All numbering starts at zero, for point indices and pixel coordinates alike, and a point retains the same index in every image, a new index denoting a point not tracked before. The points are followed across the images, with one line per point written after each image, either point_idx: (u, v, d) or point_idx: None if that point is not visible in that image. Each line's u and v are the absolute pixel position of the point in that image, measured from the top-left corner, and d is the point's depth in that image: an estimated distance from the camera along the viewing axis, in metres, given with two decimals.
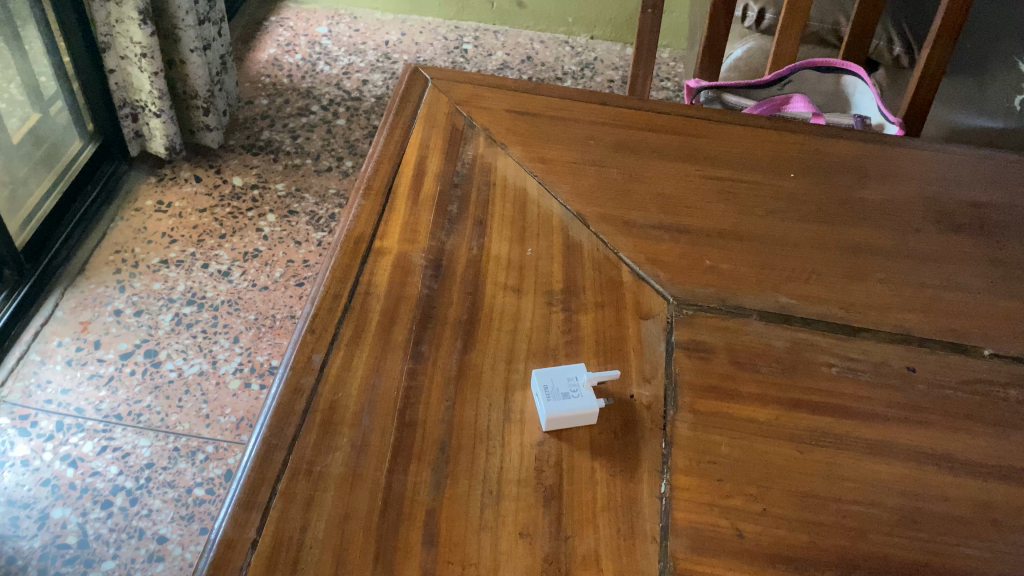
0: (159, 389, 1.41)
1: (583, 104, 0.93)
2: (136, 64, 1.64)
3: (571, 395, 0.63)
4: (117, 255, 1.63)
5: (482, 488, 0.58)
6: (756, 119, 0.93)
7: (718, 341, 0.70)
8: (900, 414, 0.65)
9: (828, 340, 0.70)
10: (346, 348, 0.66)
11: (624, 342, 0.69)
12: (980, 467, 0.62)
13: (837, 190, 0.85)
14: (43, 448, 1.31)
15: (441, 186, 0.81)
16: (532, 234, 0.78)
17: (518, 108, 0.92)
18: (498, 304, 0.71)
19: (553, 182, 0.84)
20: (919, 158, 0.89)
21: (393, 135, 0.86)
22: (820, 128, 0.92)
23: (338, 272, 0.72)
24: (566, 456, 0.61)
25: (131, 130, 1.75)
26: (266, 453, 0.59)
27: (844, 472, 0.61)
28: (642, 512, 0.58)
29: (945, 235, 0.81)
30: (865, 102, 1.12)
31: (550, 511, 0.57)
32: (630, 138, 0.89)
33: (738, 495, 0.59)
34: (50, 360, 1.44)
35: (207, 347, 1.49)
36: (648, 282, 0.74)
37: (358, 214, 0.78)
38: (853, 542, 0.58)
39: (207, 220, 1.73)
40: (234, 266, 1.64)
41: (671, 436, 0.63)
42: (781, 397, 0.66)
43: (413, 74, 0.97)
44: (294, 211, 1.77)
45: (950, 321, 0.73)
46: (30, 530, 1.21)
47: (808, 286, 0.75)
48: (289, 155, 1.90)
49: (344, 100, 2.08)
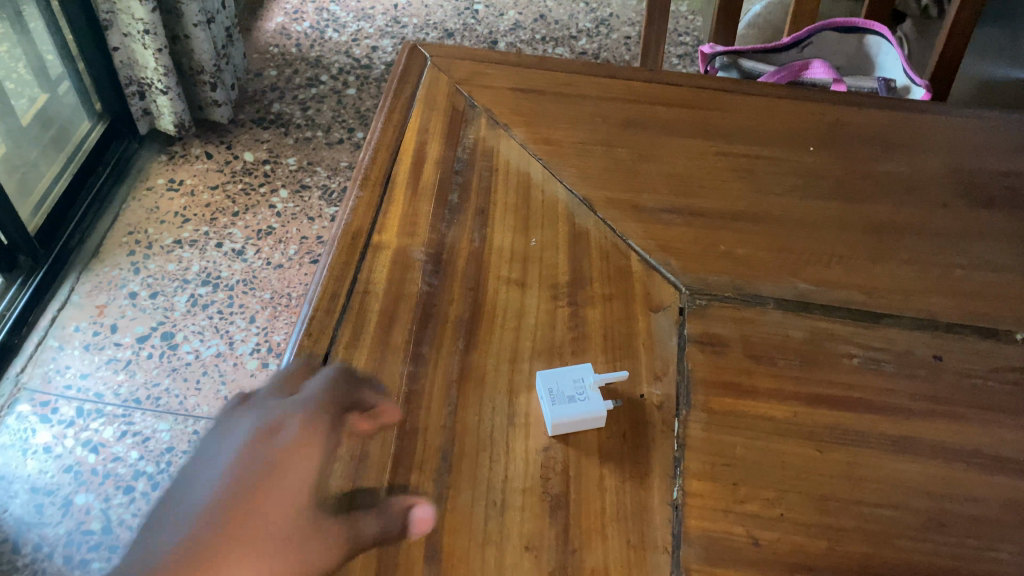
0: (176, 371, 1.41)
1: (591, 79, 0.89)
2: (139, 41, 1.61)
3: (577, 398, 0.60)
4: (130, 236, 1.62)
5: (486, 499, 0.56)
6: (774, 88, 0.88)
7: (733, 333, 0.66)
8: (927, 407, 0.62)
9: (848, 328, 0.67)
10: (344, 351, 0.64)
11: (633, 338, 0.66)
12: (1012, 464, 0.59)
13: (858, 163, 0.80)
14: (64, 435, 1.31)
15: (441, 174, 0.78)
16: (536, 223, 0.74)
17: (523, 86, 0.88)
18: (501, 300, 0.68)
19: (558, 165, 0.80)
20: (947, 125, 0.84)
21: (391, 120, 0.83)
22: (840, 97, 0.87)
23: (336, 269, 0.69)
24: (574, 462, 0.58)
25: (140, 108, 1.74)
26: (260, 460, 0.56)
27: (866, 472, 0.58)
28: (652, 520, 0.56)
29: (975, 209, 0.76)
30: (890, 62, 1.06)
31: (556, 522, 0.55)
32: (639, 115, 0.85)
33: (754, 500, 0.57)
34: (68, 345, 1.44)
35: (224, 327, 1.48)
36: (660, 271, 0.71)
37: (354, 207, 0.74)
38: (876, 548, 0.55)
39: (220, 198, 1.71)
40: (248, 244, 1.63)
41: (683, 438, 0.60)
42: (800, 392, 0.63)
43: (411, 52, 0.92)
44: (306, 184, 1.75)
45: (978, 303, 0.69)
46: (54, 517, 1.22)
47: (829, 270, 0.71)
48: (299, 127, 1.87)
49: (353, 67, 2.04)
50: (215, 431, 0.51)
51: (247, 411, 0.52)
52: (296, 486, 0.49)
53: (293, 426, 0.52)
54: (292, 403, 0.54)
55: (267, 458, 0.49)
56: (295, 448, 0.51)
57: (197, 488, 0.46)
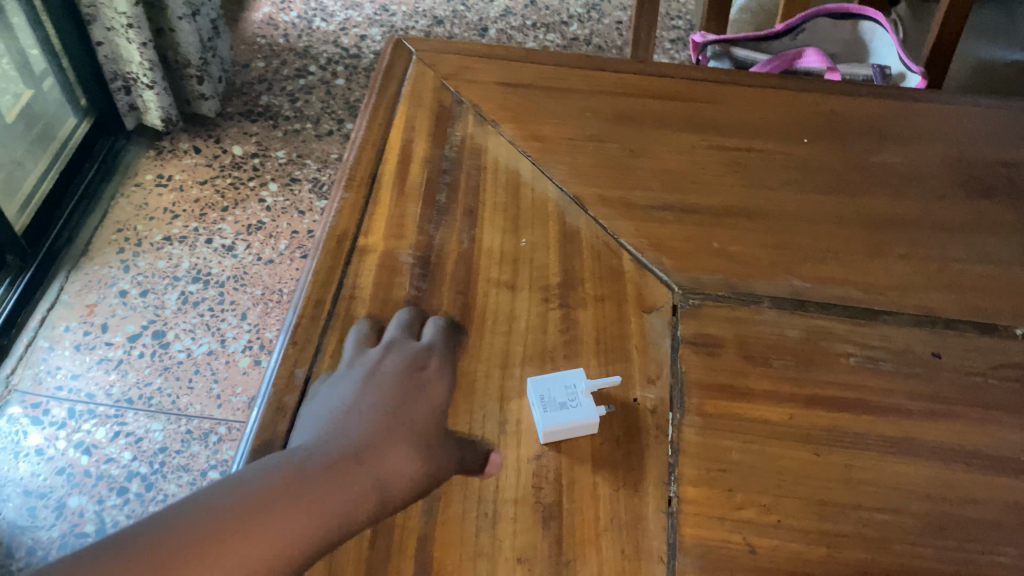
0: (168, 370, 1.40)
1: (580, 72, 0.87)
2: (123, 35, 1.58)
3: (569, 405, 0.59)
4: (119, 234, 1.60)
5: (477, 510, 0.55)
6: (767, 78, 0.87)
7: (727, 334, 0.65)
8: (926, 407, 0.61)
9: (845, 326, 0.66)
10: (331, 360, 0.62)
11: (626, 340, 0.64)
12: (1013, 464, 0.58)
13: (854, 155, 0.79)
14: (56, 437, 1.30)
15: (428, 173, 0.76)
16: (526, 223, 0.73)
17: (511, 81, 0.86)
18: (491, 304, 0.67)
19: (547, 162, 0.78)
20: (944, 114, 0.83)
21: (376, 118, 0.81)
22: (834, 86, 0.86)
23: (321, 274, 0.68)
24: (567, 470, 0.57)
25: (126, 103, 1.71)
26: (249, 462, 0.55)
27: (865, 476, 0.57)
28: (647, 529, 0.55)
29: (973, 201, 0.75)
30: (884, 48, 1.04)
31: (549, 533, 0.54)
32: (630, 108, 0.83)
33: (750, 506, 0.56)
34: (58, 345, 1.42)
35: (215, 325, 1.47)
36: (652, 270, 0.69)
37: (339, 209, 0.73)
38: (876, 554, 0.54)
39: (209, 193, 1.69)
40: (238, 240, 1.61)
41: (678, 443, 0.59)
42: (796, 394, 0.62)
43: (396, 47, 0.90)
44: (296, 178, 1.73)
45: (977, 298, 0.68)
46: (48, 520, 1.21)
47: (825, 267, 0.70)
48: (288, 119, 1.85)
49: (342, 57, 2.01)
50: (355, 366, 0.60)
51: (385, 353, 0.61)
52: (416, 419, 0.57)
53: (417, 372, 0.60)
54: (419, 350, 0.62)
55: (391, 394, 0.58)
56: (409, 396, 0.58)
57: (336, 412, 0.57)
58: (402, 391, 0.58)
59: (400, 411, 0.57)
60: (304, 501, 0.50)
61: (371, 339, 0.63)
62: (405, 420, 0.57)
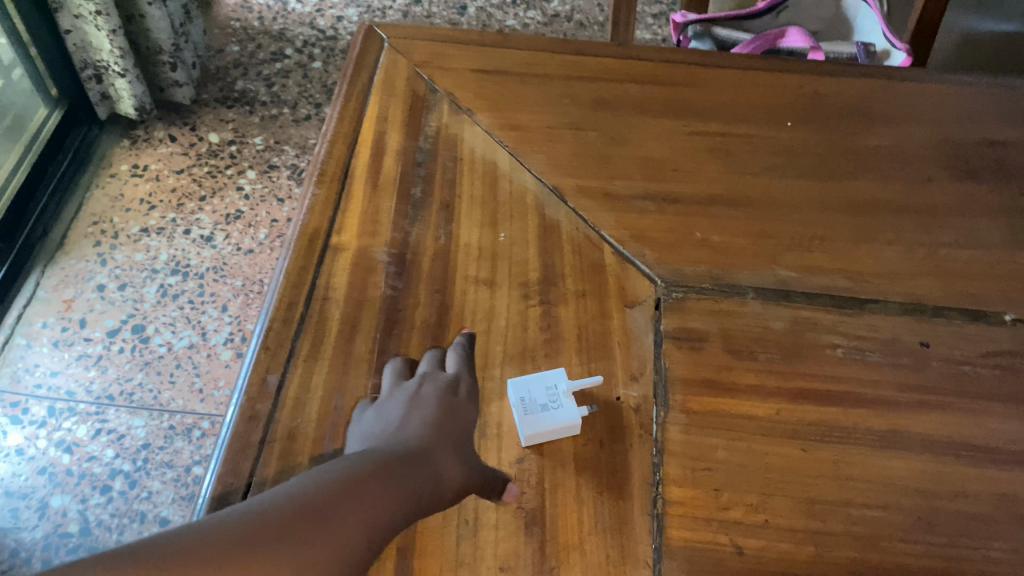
0: (149, 365, 1.38)
1: (558, 57, 0.85)
2: (92, 22, 1.54)
3: (551, 407, 0.57)
4: (95, 226, 1.57)
5: (458, 518, 0.53)
6: (749, 59, 0.84)
7: (711, 327, 0.63)
8: (915, 398, 0.60)
9: (831, 317, 0.64)
10: (304, 365, 0.60)
11: (609, 337, 0.63)
12: (1004, 455, 0.57)
13: (839, 138, 0.77)
14: (36, 436, 1.28)
15: (403, 166, 0.74)
16: (504, 217, 0.71)
17: (487, 67, 0.84)
18: (470, 302, 0.65)
19: (525, 152, 0.76)
20: (929, 93, 0.81)
21: (348, 109, 0.79)
22: (817, 66, 0.84)
23: (293, 275, 0.66)
24: (549, 474, 0.56)
25: (97, 92, 1.67)
26: (221, 479, 0.53)
27: (853, 471, 0.56)
28: (632, 533, 0.53)
29: (960, 182, 0.73)
30: (869, 25, 1.06)
31: (532, 539, 0.53)
32: (609, 94, 0.81)
33: (737, 506, 0.55)
34: (36, 342, 1.39)
35: (196, 318, 1.44)
36: (634, 264, 0.68)
37: (311, 206, 0.71)
38: (865, 552, 0.53)
39: (186, 182, 1.66)
40: (217, 230, 1.58)
41: (663, 442, 0.57)
42: (782, 388, 0.60)
43: (367, 34, 0.88)
44: (274, 165, 1.70)
45: (965, 284, 0.66)
46: (30, 520, 1.19)
47: (810, 255, 0.68)
48: (265, 105, 1.81)
49: (318, 40, 1.97)
50: (393, 396, 0.58)
51: (421, 382, 0.59)
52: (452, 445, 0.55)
53: (455, 399, 0.58)
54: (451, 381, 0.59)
55: (431, 419, 0.56)
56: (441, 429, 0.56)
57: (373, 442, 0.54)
58: (442, 417, 0.56)
59: (440, 434, 0.55)
60: (351, 508, 0.47)
61: (406, 374, 0.60)
62: (447, 443, 0.55)
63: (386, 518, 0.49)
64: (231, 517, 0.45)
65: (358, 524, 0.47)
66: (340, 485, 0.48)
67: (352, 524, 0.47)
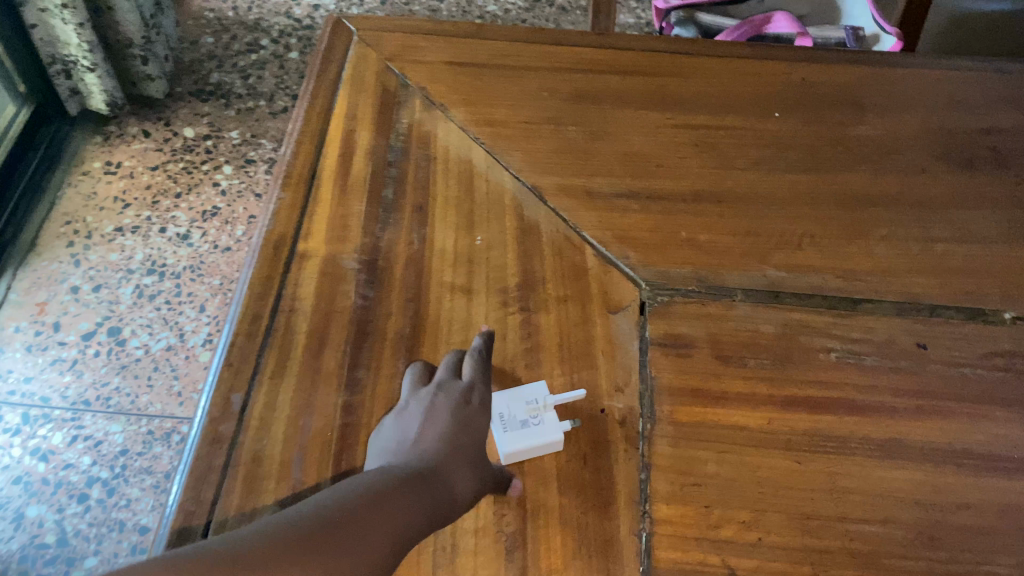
0: (126, 368, 1.31)
1: (535, 48, 0.81)
2: (59, 16, 1.47)
3: (531, 424, 0.55)
4: (68, 226, 1.52)
5: (434, 543, 0.50)
6: (733, 47, 0.81)
7: (699, 333, 0.60)
8: (912, 404, 0.57)
9: (824, 319, 0.61)
10: (270, 383, 0.57)
11: (592, 345, 0.60)
12: (1007, 462, 0.55)
13: (828, 128, 0.74)
14: (10, 444, 1.21)
15: (374, 166, 0.71)
16: (481, 219, 0.68)
17: (461, 60, 0.80)
18: (446, 310, 0.62)
19: (502, 149, 0.73)
20: (921, 79, 0.78)
21: (315, 107, 0.75)
22: (804, 53, 0.81)
23: (257, 286, 0.62)
24: (531, 493, 0.53)
25: (67, 88, 1.60)
26: (182, 509, 0.50)
27: (849, 484, 0.54)
28: (619, 555, 0.51)
29: (955, 173, 0.70)
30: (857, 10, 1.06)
31: (513, 564, 0.50)
32: (589, 87, 0.78)
33: (729, 524, 0.52)
34: (8, 347, 1.33)
35: (173, 319, 1.39)
36: (617, 266, 0.65)
37: (276, 211, 0.67)
38: (864, 571, 0.50)
39: (161, 179, 1.61)
40: (194, 227, 1.53)
41: (649, 457, 0.54)
42: (773, 396, 0.57)
43: (335, 27, 0.84)
44: (251, 159, 1.65)
45: (962, 281, 0.64)
46: (6, 532, 1.12)
47: (800, 254, 0.65)
48: (240, 97, 1.77)
49: (294, 30, 1.93)
50: (407, 406, 0.55)
51: (435, 391, 0.55)
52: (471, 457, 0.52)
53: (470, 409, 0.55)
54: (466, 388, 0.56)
55: (447, 430, 0.53)
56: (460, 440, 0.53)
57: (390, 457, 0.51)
58: (457, 430, 0.53)
59: (456, 449, 0.52)
60: (370, 525, 0.44)
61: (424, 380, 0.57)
62: (462, 457, 0.52)
63: (403, 534, 0.46)
64: (255, 531, 0.41)
65: (378, 540, 0.44)
66: (359, 500, 0.45)
67: (374, 539, 0.44)
